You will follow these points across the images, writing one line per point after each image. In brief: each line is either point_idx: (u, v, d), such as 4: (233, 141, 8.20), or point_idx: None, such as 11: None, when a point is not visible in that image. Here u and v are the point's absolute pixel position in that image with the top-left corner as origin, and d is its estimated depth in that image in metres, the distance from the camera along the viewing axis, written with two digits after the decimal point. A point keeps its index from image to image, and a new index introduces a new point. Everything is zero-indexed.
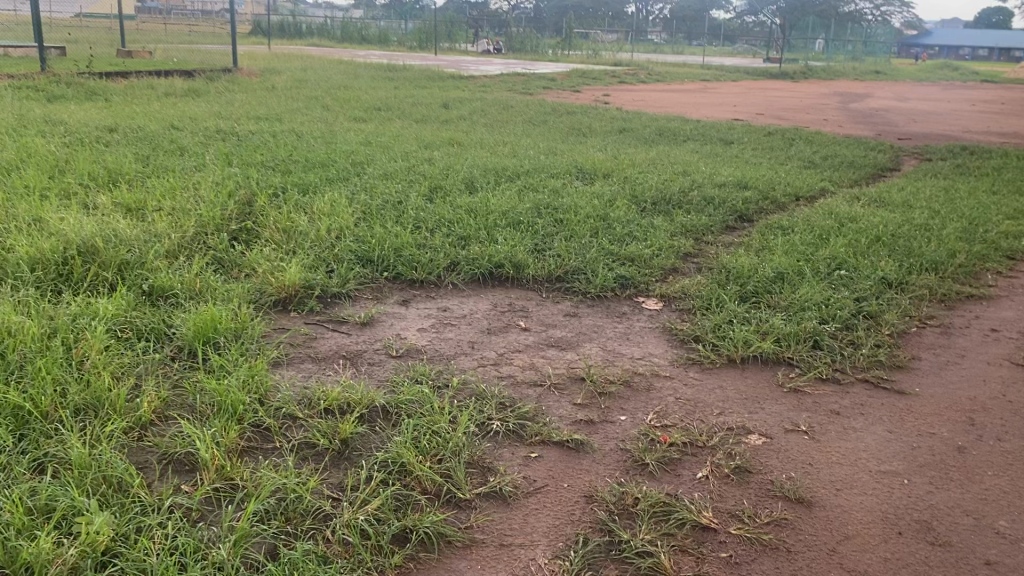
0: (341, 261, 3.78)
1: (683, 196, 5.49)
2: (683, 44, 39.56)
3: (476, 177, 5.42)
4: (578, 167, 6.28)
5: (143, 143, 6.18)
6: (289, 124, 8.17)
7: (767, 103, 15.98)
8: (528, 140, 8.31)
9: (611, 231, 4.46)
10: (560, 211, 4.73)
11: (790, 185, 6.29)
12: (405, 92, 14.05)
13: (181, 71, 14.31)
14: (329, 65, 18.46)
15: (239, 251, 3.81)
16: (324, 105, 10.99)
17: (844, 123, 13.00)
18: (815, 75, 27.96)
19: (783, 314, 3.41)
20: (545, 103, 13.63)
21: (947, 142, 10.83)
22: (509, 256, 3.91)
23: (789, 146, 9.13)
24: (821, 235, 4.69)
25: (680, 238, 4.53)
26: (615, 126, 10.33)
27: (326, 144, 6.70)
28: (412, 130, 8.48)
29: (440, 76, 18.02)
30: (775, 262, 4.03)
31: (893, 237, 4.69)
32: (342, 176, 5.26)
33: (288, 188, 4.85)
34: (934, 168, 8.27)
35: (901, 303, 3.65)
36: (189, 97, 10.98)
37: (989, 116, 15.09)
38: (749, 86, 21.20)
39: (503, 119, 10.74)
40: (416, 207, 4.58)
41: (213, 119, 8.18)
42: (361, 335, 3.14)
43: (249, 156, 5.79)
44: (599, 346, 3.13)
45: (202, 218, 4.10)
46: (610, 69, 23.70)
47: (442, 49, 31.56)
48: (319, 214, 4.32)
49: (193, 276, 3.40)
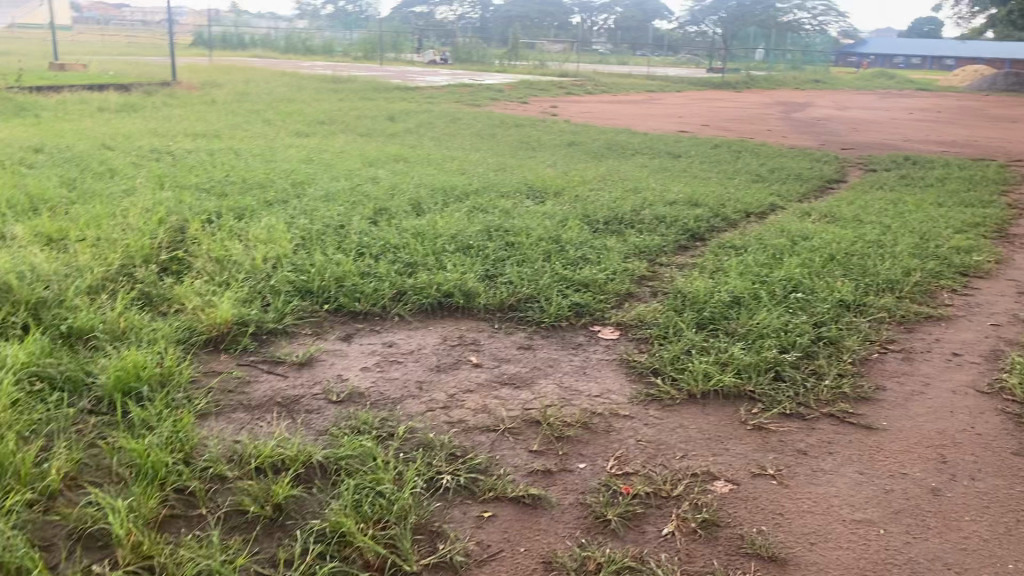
0: (278, 294, 3.57)
1: (635, 214, 5.37)
2: (628, 54, 39.86)
3: (421, 197, 5.23)
4: (527, 185, 6.12)
5: (70, 165, 5.85)
6: (228, 141, 7.88)
7: (713, 114, 16.06)
8: (476, 155, 8.13)
9: (563, 254, 4.31)
10: (510, 233, 4.56)
11: (741, 201, 6.22)
12: (350, 105, 13.79)
13: (116, 84, 13.85)
14: (272, 77, 18.11)
15: (169, 284, 3.56)
16: (265, 120, 10.67)
17: (788, 133, 13.10)
18: (758, 84, 28.36)
19: (742, 342, 3.28)
20: (492, 115, 13.50)
21: (889, 152, 10.94)
22: (458, 285, 3.73)
23: (736, 159, 9.12)
24: (775, 255, 4.60)
25: (634, 260, 4.40)
26: (564, 140, 10.21)
27: (265, 163, 6.44)
28: (357, 146, 8.26)
29: (386, 88, 17.76)
30: (730, 286, 3.91)
31: (848, 255, 4.63)
32: (282, 199, 5.02)
33: (223, 213, 4.60)
34: (879, 179, 8.32)
35: (861, 328, 3.56)
36: (124, 113, 10.60)
37: (927, 125, 15.40)
38: (695, 96, 21.37)
39: (451, 133, 10.55)
40: (359, 231, 4.37)
41: (148, 138, 7.85)
42: (298, 378, 2.93)
43: (183, 178, 5.52)
44: (554, 383, 2.97)
45: (130, 248, 3.84)
46: (557, 81, 23.68)
47: (387, 60, 31.32)
48: (256, 242, 4.09)
49: (117, 314, 3.15)
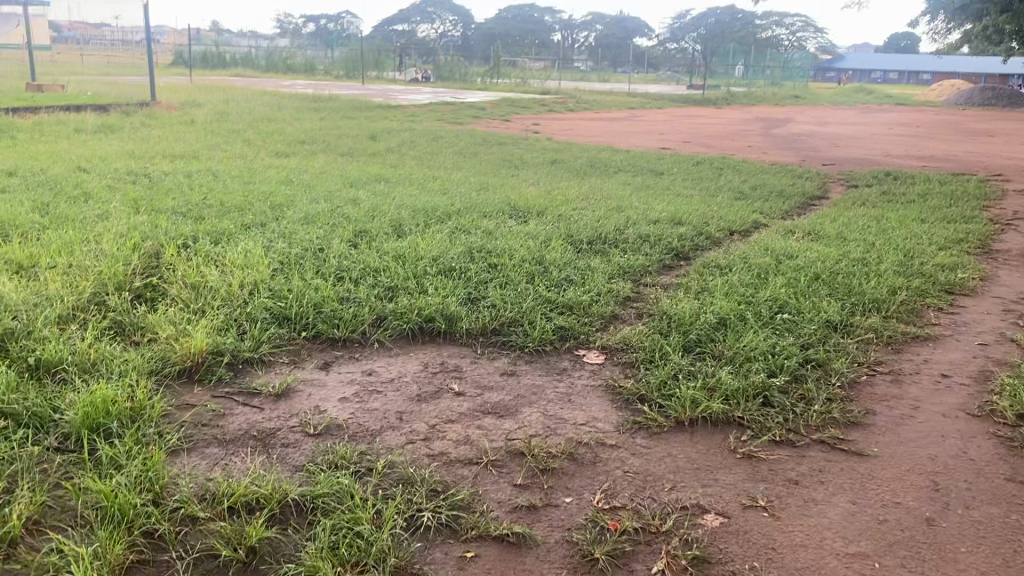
0: (254, 321, 3.48)
1: (619, 234, 5.32)
2: (609, 72, 40.05)
3: (402, 218, 5.15)
4: (510, 204, 6.07)
5: (43, 188, 5.74)
6: (206, 163, 7.78)
7: (694, 130, 16.11)
8: (459, 175, 8.07)
9: (547, 275, 4.24)
10: (493, 254, 4.50)
11: (724, 219, 6.19)
12: (332, 124, 13.72)
13: (93, 104, 13.71)
14: (252, 97, 18.02)
15: (142, 312, 3.47)
16: (245, 140, 10.57)
17: (770, 149, 13.14)
18: (738, 100, 28.53)
19: (729, 366, 3.22)
20: (474, 133, 13.45)
21: (870, 168, 10.98)
22: (440, 309, 3.65)
23: (719, 176, 9.10)
24: (760, 274, 4.56)
25: (618, 281, 4.34)
26: (546, 158, 10.18)
27: (243, 184, 6.34)
28: (337, 166, 8.18)
29: (368, 107, 17.70)
30: (716, 307, 3.86)
31: (833, 274, 4.59)
32: (260, 222, 4.93)
33: (199, 237, 4.51)
34: (861, 195, 8.32)
35: (848, 349, 3.51)
36: (100, 134, 10.48)
37: (906, 140, 15.50)
38: (676, 113, 21.46)
39: (433, 151, 10.50)
40: (339, 255, 4.29)
41: (124, 159, 7.73)
42: (274, 410, 2.84)
43: (158, 201, 5.42)
44: (538, 411, 2.89)
45: (102, 275, 3.74)
46: (538, 98, 23.72)
47: (369, 78, 31.28)
48: (232, 267, 4.00)
49: (87, 345, 3.05)
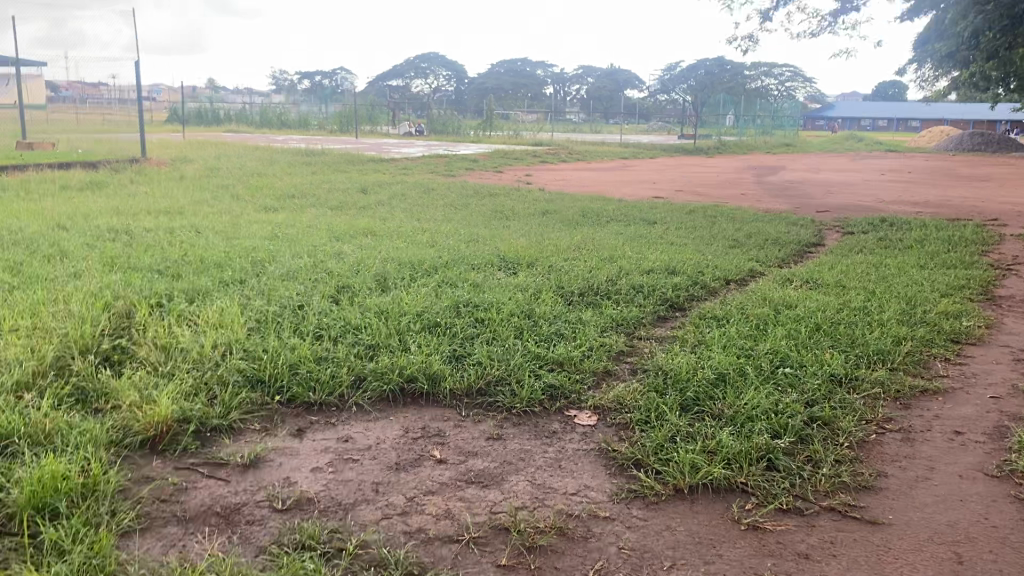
0: (225, 384, 3.28)
1: (611, 284, 5.16)
2: (600, 123, 40.42)
3: (388, 272, 4.98)
4: (499, 256, 5.91)
5: (19, 247, 5.58)
6: (191, 219, 7.64)
7: (686, 179, 16.09)
8: (448, 226, 7.94)
9: (536, 330, 4.06)
10: (480, 308, 4.32)
11: (719, 268, 6.03)
12: (322, 178, 13.69)
13: (83, 161, 13.65)
14: (244, 152, 18.06)
15: (107, 377, 3.27)
16: (234, 195, 10.49)
17: (763, 197, 13.07)
18: (730, 149, 28.69)
19: (730, 426, 3.02)
20: (466, 185, 13.37)
21: (864, 214, 10.88)
22: (422, 368, 3.45)
23: (712, 225, 8.98)
24: (758, 325, 4.38)
25: (611, 334, 4.16)
26: (538, 208, 10.07)
27: (226, 240, 6.20)
28: (325, 220, 8.05)
29: (360, 160, 17.70)
30: (714, 362, 3.67)
31: (834, 325, 4.42)
32: (239, 278, 4.77)
33: (175, 295, 4.33)
34: (857, 242, 8.19)
35: (855, 405, 3.32)
36: (88, 191, 10.37)
37: (900, 186, 15.47)
38: (667, 163, 21.52)
39: (423, 204, 10.40)
40: (319, 311, 4.11)
41: (107, 216, 7.60)
42: (241, 483, 2.64)
43: (135, 258, 5.25)
44: (526, 480, 2.68)
45: (67, 338, 3.55)
46: (530, 150, 23.81)
47: (363, 132, 31.47)
48: (205, 327, 3.81)
49: (42, 415, 2.85)
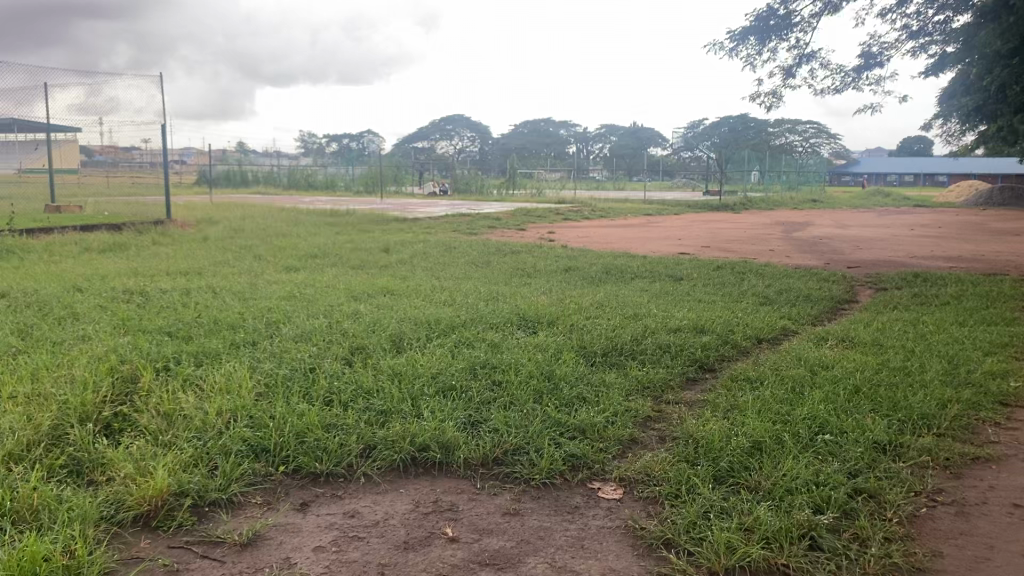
0: (228, 454, 3.09)
1: (636, 344, 4.96)
2: (624, 182, 40.57)
3: (403, 332, 4.82)
4: (520, 315, 5.74)
5: (32, 310, 5.50)
6: (210, 280, 7.56)
7: (712, 235, 15.93)
8: (469, 285, 7.80)
9: (557, 393, 3.85)
10: (498, 370, 4.12)
11: (749, 326, 5.82)
12: (346, 237, 13.70)
13: (108, 224, 13.78)
14: (269, 213, 18.19)
15: (105, 446, 3.11)
16: (256, 255, 10.46)
17: (791, 253, 12.85)
18: (756, 205, 28.53)
19: (767, 500, 2.78)
20: (488, 242, 13.29)
21: (897, 269, 10.63)
22: (436, 436, 3.25)
23: (740, 281, 8.77)
24: (793, 388, 4.15)
25: (637, 398, 3.94)
26: (560, 266, 9.92)
27: (242, 301, 6.07)
28: (345, 279, 7.95)
29: (384, 219, 17.75)
30: (748, 429, 3.44)
31: (873, 387, 4.18)
32: (251, 340, 4.62)
33: (183, 359, 4.18)
34: (891, 298, 7.95)
35: (903, 476, 3.07)
36: (111, 253, 10.40)
37: (932, 241, 15.18)
38: (693, 219, 21.41)
39: (445, 262, 10.30)
40: (331, 373, 3.94)
41: (126, 278, 7.55)
42: (236, 563, 2.44)
43: (146, 320, 5.14)
44: (545, 562, 2.46)
45: (67, 406, 3.40)
46: (554, 207, 23.81)
47: (389, 193, 31.77)
48: (210, 392, 3.65)
49: (30, 487, 2.68)
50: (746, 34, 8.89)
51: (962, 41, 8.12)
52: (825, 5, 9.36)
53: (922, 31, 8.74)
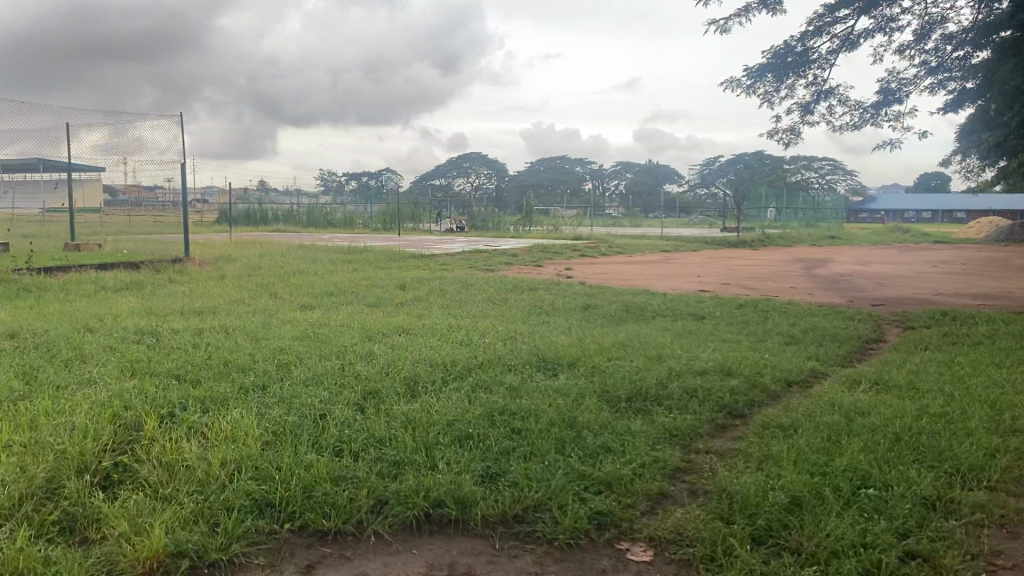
0: (231, 509, 2.91)
1: (661, 388, 4.74)
2: (640, 219, 40.55)
3: (418, 374, 4.62)
4: (540, 356, 5.54)
5: (40, 352, 5.38)
6: (223, 319, 7.43)
7: (732, 272, 15.73)
8: (487, 324, 7.64)
9: (580, 442, 3.64)
10: (516, 417, 3.92)
11: (778, 368, 5.59)
12: (362, 274, 13.63)
13: (126, 261, 13.77)
14: (286, 250, 18.19)
15: (100, 500, 2.93)
16: (271, 293, 10.36)
17: (813, 290, 12.62)
18: (774, 241, 28.32)
19: (812, 567, 2.56)
20: (506, 279, 13.15)
21: (924, 307, 10.38)
22: (452, 490, 3.05)
23: (764, 320, 8.55)
24: (830, 437, 3.92)
25: (664, 448, 3.73)
26: (579, 303, 9.75)
27: (254, 341, 5.92)
28: (360, 318, 7.81)
29: (401, 256, 17.69)
30: (785, 482, 3.22)
31: (915, 436, 3.95)
32: (261, 384, 4.45)
33: (189, 405, 4.01)
34: (921, 337, 7.72)
35: (957, 537, 2.85)
36: (126, 291, 10.34)
37: (957, 278, 14.91)
38: (712, 256, 21.23)
39: (462, 299, 10.16)
40: (343, 420, 3.75)
41: (138, 317, 7.44)
42: None
43: (155, 362, 4.99)
44: None
45: (64, 456, 3.22)
46: (572, 244, 23.71)
47: (406, 230, 31.84)
48: (216, 441, 3.47)
49: (16, 549, 2.50)
50: (763, 71, 8.74)
51: (982, 77, 8.04)
52: (842, 42, 9.23)
53: (942, 67, 8.56)
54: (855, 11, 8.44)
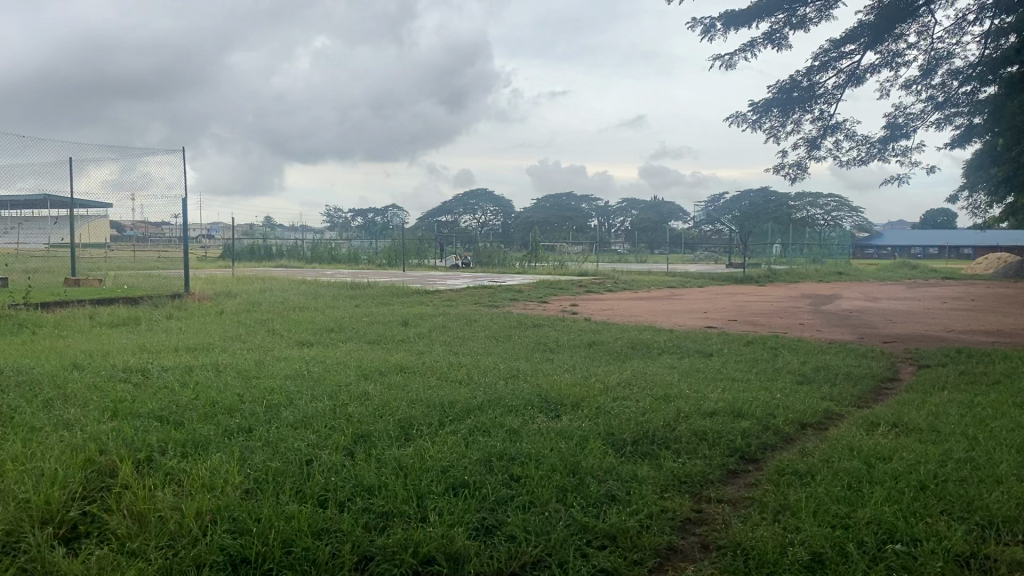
0: (202, 567, 2.68)
1: (669, 430, 4.49)
2: (645, 254, 40.45)
3: (413, 416, 4.38)
4: (541, 396, 5.29)
5: (23, 391, 5.17)
6: (217, 356, 7.20)
7: (738, 308, 15.50)
8: (488, 361, 7.42)
9: (583, 491, 3.40)
10: (515, 462, 3.68)
11: (791, 409, 5.34)
12: (364, 310, 13.43)
13: (126, 297, 13.60)
14: (289, 286, 18.05)
15: (62, 554, 2.70)
16: (269, 329, 10.16)
17: (822, 327, 12.37)
18: (780, 277, 28.11)
19: None
20: (510, 315, 12.90)
21: (937, 344, 10.13)
22: (443, 544, 2.82)
23: (773, 357, 8.31)
24: (850, 486, 3.67)
25: (673, 497, 3.48)
26: (584, 340, 9.52)
27: (245, 381, 5.70)
28: (358, 355, 7.58)
29: (405, 292, 17.51)
30: (804, 536, 2.97)
31: (942, 484, 3.70)
32: (247, 427, 4.21)
33: (168, 449, 3.77)
34: (937, 375, 7.48)
35: None
36: (122, 327, 10.14)
37: (968, 314, 14.66)
38: (718, 291, 21.04)
39: (463, 336, 9.95)
40: (330, 467, 3.51)
41: (130, 354, 7.24)
42: None
43: (139, 403, 4.77)
44: None
45: (26, 506, 2.99)
46: (576, 280, 23.53)
47: (411, 265, 31.74)
48: (194, 489, 3.24)
49: None
50: (769, 106, 8.59)
51: (988, 111, 7.89)
52: (848, 76, 9.10)
53: (948, 101, 8.42)
54: (861, 46, 8.30)
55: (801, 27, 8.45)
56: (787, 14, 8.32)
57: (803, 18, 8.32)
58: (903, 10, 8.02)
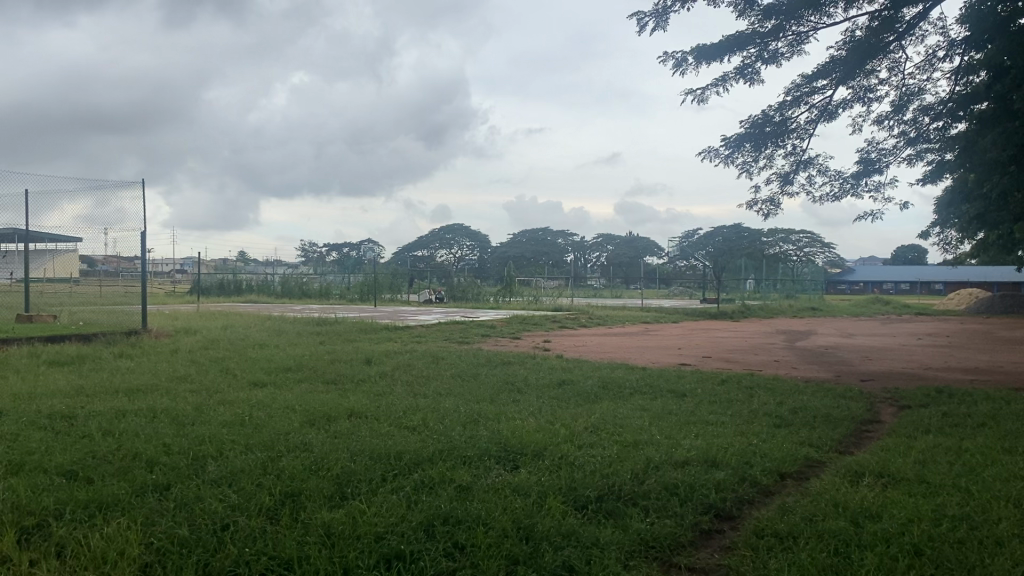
0: None
1: (638, 484, 4.08)
2: (620, 290, 40.22)
3: (354, 471, 3.94)
4: (500, 445, 4.85)
5: None
6: (157, 400, 6.67)
7: (712, 345, 15.17)
8: (449, 403, 6.97)
9: (537, 561, 2.98)
10: (461, 526, 3.25)
11: (769, 457, 4.95)
12: (328, 348, 12.91)
13: (78, 334, 12.95)
14: (254, 322, 17.45)
15: None
16: (224, 370, 9.62)
17: (797, 364, 12.04)
18: (755, 313, 27.90)
19: None
20: (479, 353, 12.44)
21: (916, 382, 9.80)
22: None
23: (748, 398, 7.93)
24: (836, 550, 3.28)
25: (639, 566, 3.07)
26: (553, 379, 9.10)
27: (179, 428, 5.23)
28: (312, 398, 7.10)
29: (373, 328, 16.99)
30: None
31: (937, 546, 3.32)
32: (165, 484, 3.75)
33: (66, 512, 3.31)
34: (919, 417, 7.13)
35: None
36: (67, 367, 9.56)
37: (944, 351, 14.40)
38: (691, 328, 20.76)
39: (428, 375, 9.48)
40: (248, 533, 3.07)
41: (65, 398, 6.71)
42: None
43: (50, 456, 4.28)
44: None
45: None
46: (550, 315, 23.11)
47: (382, 300, 31.18)
48: (82, 566, 2.79)
49: None
50: (741, 140, 8.32)
51: (960, 148, 7.68)
52: (820, 111, 8.88)
53: (921, 137, 8.22)
54: (833, 81, 8.07)
55: (773, 61, 8.21)
56: (759, 49, 8.09)
57: (775, 52, 8.09)
58: (875, 45, 7.80)
